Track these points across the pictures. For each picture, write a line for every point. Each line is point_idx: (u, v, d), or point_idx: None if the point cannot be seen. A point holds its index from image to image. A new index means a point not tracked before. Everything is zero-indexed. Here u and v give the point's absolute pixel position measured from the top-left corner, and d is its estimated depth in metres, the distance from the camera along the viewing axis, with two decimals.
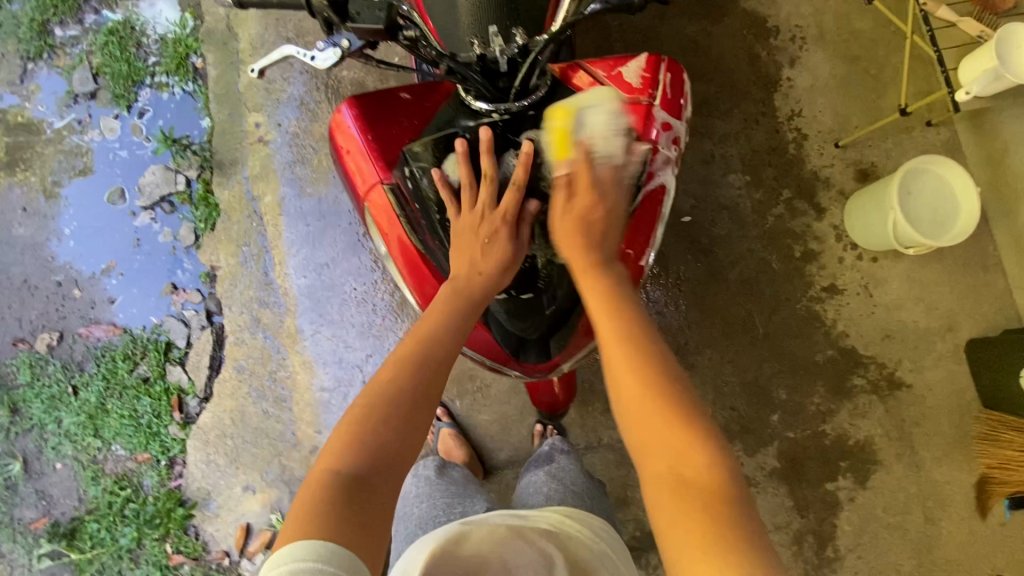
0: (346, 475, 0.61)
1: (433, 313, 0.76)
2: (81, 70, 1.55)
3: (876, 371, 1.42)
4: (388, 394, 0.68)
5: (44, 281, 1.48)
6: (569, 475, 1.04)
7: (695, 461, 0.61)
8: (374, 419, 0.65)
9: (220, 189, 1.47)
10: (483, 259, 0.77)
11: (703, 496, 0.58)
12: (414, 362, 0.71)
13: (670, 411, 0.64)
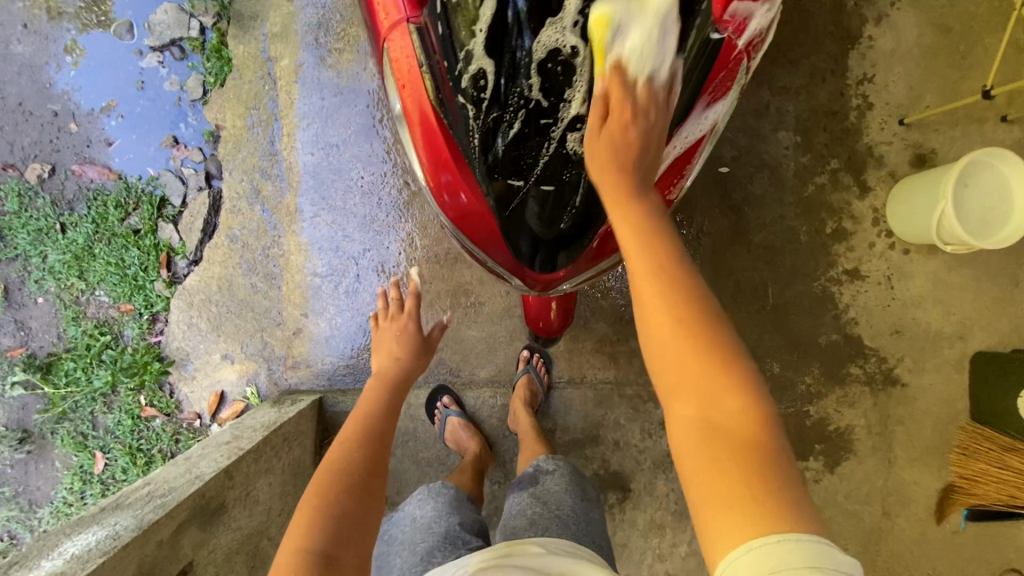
0: (313, 552, 0.64)
1: (364, 399, 0.88)
2: None
3: (875, 364, 1.39)
4: (351, 450, 0.76)
5: (40, 108, 1.39)
6: (557, 500, 0.96)
7: (732, 409, 0.54)
8: (343, 469, 0.73)
9: (235, 42, 1.35)
10: (396, 345, 0.94)
11: (734, 446, 0.52)
12: (360, 437, 0.79)
13: (711, 356, 0.56)
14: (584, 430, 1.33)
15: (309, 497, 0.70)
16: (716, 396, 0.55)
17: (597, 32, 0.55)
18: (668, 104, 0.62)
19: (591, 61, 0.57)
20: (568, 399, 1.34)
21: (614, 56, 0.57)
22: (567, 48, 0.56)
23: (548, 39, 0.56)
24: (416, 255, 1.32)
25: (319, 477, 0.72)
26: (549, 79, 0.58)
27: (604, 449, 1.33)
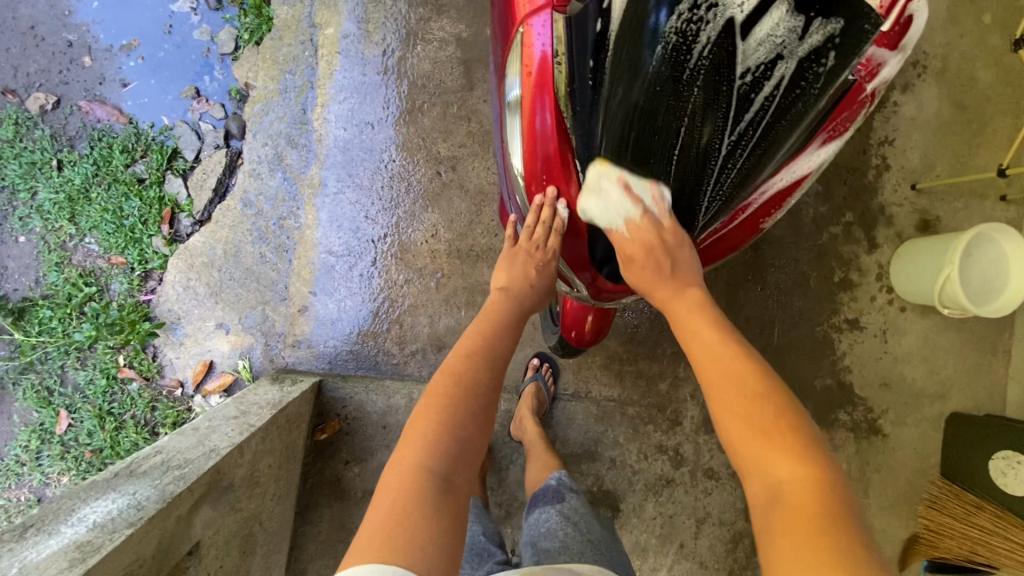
0: (433, 473, 0.63)
1: (489, 309, 0.82)
2: None
3: (862, 413, 1.45)
4: (473, 368, 0.73)
5: (54, 36, 1.31)
6: (585, 522, 0.94)
7: (790, 469, 0.56)
8: (464, 389, 0.71)
9: (279, 2, 1.30)
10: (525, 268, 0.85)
11: (805, 515, 0.53)
12: (481, 352, 0.76)
13: (774, 431, 0.59)
14: (582, 446, 1.32)
15: (429, 410, 0.69)
16: (771, 459, 0.58)
17: (754, 45, 0.58)
18: (778, 152, 0.65)
19: (739, 65, 0.58)
20: (571, 412, 1.33)
21: (761, 69, 0.59)
22: (715, 46, 0.58)
23: (703, 36, 0.57)
24: (436, 247, 1.29)
25: (444, 387, 0.71)
26: (684, 70, 0.59)
27: (599, 466, 1.32)
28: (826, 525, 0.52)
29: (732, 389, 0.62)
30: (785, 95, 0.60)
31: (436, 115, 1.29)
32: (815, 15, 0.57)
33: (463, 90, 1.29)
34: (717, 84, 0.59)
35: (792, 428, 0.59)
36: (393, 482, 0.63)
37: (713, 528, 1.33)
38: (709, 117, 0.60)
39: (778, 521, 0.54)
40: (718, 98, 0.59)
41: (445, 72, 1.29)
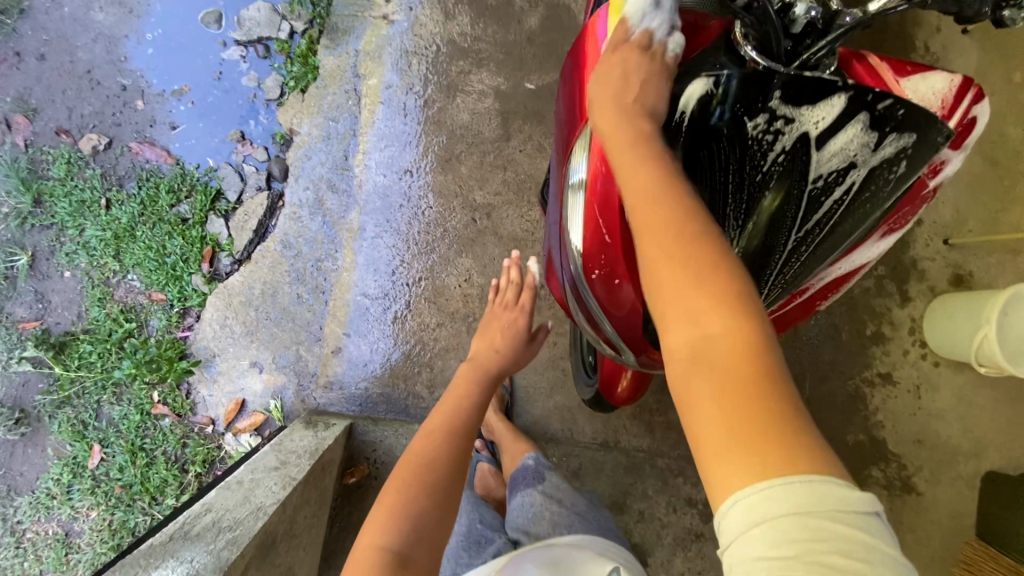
0: (390, 551, 0.72)
1: (458, 388, 0.95)
2: None
3: (895, 470, 1.41)
4: (430, 446, 0.83)
5: (109, 80, 1.37)
6: (568, 496, 1.01)
7: (717, 322, 0.47)
8: (427, 466, 0.81)
9: (324, 52, 1.35)
10: (500, 337, 1.00)
11: (728, 370, 0.45)
12: (443, 428, 0.87)
13: (697, 275, 0.49)
14: (611, 497, 1.30)
15: (392, 489, 0.78)
16: (701, 308, 0.48)
17: (826, 155, 0.59)
18: (840, 244, 0.63)
19: (811, 172, 0.60)
20: (599, 462, 1.32)
21: (833, 175, 0.60)
22: (790, 155, 0.60)
23: (777, 146, 0.60)
24: (469, 291, 1.30)
25: (405, 469, 0.81)
26: (758, 171, 0.61)
27: (627, 519, 1.30)
28: (761, 387, 0.44)
29: (665, 229, 0.51)
30: (855, 200, 0.60)
31: (473, 164, 1.32)
32: (889, 132, 0.58)
33: (500, 140, 1.32)
34: (788, 187, 0.61)
35: (707, 248, 0.50)
36: (354, 559, 0.73)
37: None
38: (780, 212, 0.62)
39: (705, 384, 0.46)
40: (786, 198, 0.61)
41: (483, 123, 1.32)
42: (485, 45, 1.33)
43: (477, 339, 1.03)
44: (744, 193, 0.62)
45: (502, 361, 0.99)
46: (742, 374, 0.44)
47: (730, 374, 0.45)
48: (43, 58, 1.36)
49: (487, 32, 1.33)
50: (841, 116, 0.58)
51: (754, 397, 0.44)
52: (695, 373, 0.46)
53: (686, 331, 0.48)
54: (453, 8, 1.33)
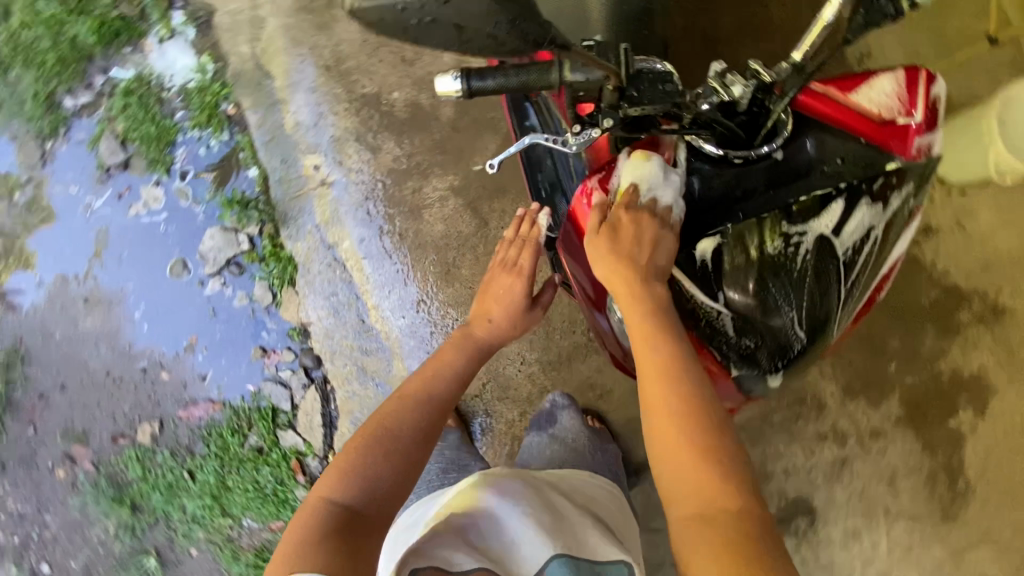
0: (338, 505, 0.74)
1: (446, 353, 0.95)
2: (106, 139, 1.45)
3: (980, 303, 1.38)
4: (399, 415, 0.85)
5: (128, 370, 1.42)
6: (571, 434, 1.22)
7: (706, 475, 0.61)
8: (392, 431, 0.82)
9: (290, 241, 1.40)
10: (495, 306, 0.97)
11: (718, 515, 0.59)
12: (416, 399, 0.87)
13: (699, 436, 0.63)
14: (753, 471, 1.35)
15: (350, 447, 0.81)
16: (702, 463, 0.62)
17: (846, 233, 0.67)
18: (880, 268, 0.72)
19: (839, 247, 0.68)
20: None
21: (858, 242, 0.68)
22: (814, 248, 0.67)
23: (803, 246, 0.67)
24: (532, 372, 1.35)
25: (369, 430, 0.83)
26: (799, 270, 0.67)
27: (777, 482, 1.37)
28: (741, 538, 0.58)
29: (660, 405, 0.65)
30: (881, 244, 0.69)
31: (471, 262, 1.34)
32: (889, 189, 0.67)
33: (480, 228, 1.35)
34: (827, 266, 0.68)
35: (703, 422, 0.63)
36: (305, 512, 0.74)
37: (908, 480, 1.35)
38: (825, 282, 0.68)
39: (703, 526, 0.59)
40: (829, 274, 0.68)
41: (458, 222, 1.35)
42: (422, 155, 1.36)
43: (475, 305, 1.00)
44: (788, 286, 0.67)
45: (498, 332, 0.97)
46: (727, 526, 0.58)
47: (715, 514, 0.59)
48: (65, 385, 1.42)
49: (416, 143, 1.36)
50: (847, 210, 0.67)
51: (740, 548, 0.57)
52: (676, 472, 0.63)
53: (679, 468, 0.62)
54: (378, 139, 1.37)
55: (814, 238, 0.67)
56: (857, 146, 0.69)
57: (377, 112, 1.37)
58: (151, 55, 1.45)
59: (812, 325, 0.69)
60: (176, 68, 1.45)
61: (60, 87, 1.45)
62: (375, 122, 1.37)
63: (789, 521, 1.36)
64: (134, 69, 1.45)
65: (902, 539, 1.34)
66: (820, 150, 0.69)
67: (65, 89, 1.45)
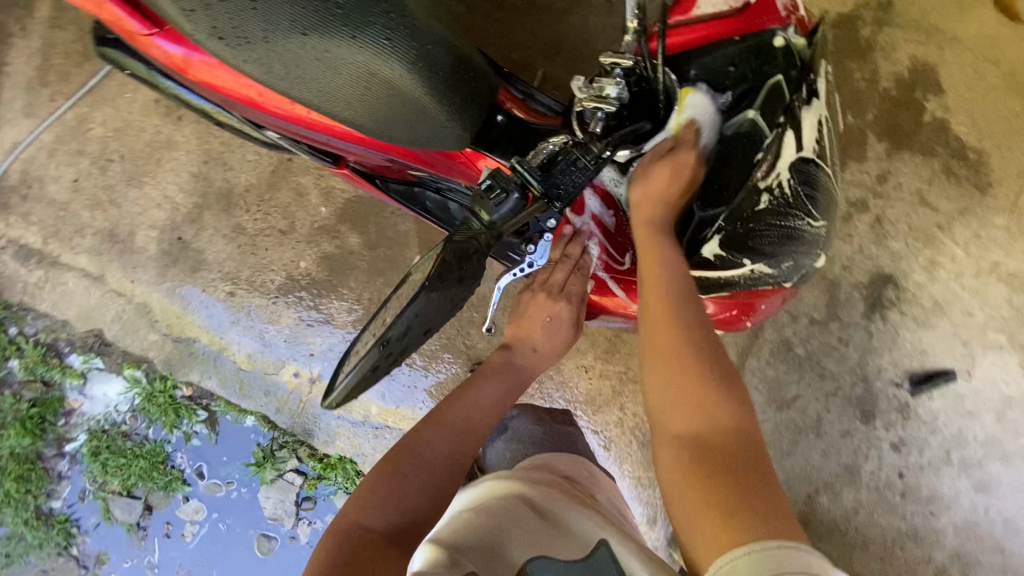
0: (367, 527, 0.78)
1: (481, 381, 0.97)
2: (115, 502, 1.39)
3: (867, 12, 1.40)
4: (426, 438, 0.88)
5: None
6: (525, 430, 1.29)
7: (718, 421, 0.74)
8: (424, 463, 0.85)
9: (330, 445, 1.37)
10: (534, 334, 1.02)
11: (728, 467, 0.69)
12: (452, 429, 0.90)
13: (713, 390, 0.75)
14: (823, 289, 1.37)
15: (389, 463, 0.85)
16: (705, 409, 0.75)
17: (804, 136, 0.74)
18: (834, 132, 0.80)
19: (806, 152, 0.74)
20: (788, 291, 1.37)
21: (816, 133, 0.75)
22: (792, 167, 0.74)
23: (783, 174, 0.74)
24: (600, 370, 1.35)
25: (402, 450, 0.86)
26: (793, 191, 0.74)
27: (848, 279, 1.37)
28: (747, 490, 0.67)
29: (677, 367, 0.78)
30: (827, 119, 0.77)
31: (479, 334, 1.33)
32: (807, 77, 0.74)
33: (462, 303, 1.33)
34: (808, 171, 0.75)
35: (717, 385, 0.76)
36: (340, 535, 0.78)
37: (932, 190, 1.38)
38: (812, 180, 0.75)
39: (702, 474, 0.70)
40: (814, 174, 0.75)
41: None
42: (367, 291, 1.32)
43: (512, 329, 1.05)
44: (791, 211, 0.75)
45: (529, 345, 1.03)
46: (737, 472, 0.68)
47: (715, 465, 0.70)
48: None
49: (353, 286, 1.32)
50: (796, 128, 0.73)
51: (734, 497, 0.66)
52: (673, 400, 0.77)
53: (682, 416, 0.76)
54: (321, 310, 1.32)
55: (789, 164, 0.74)
56: (737, 44, 0.74)
57: (300, 290, 1.32)
58: (85, 407, 1.39)
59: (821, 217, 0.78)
60: (114, 398, 1.39)
61: (39, 499, 1.38)
62: (306, 299, 1.32)
63: (879, 299, 1.37)
64: (83, 430, 1.39)
65: (968, 235, 1.38)
66: (704, 73, 0.75)
67: (45, 497, 1.39)
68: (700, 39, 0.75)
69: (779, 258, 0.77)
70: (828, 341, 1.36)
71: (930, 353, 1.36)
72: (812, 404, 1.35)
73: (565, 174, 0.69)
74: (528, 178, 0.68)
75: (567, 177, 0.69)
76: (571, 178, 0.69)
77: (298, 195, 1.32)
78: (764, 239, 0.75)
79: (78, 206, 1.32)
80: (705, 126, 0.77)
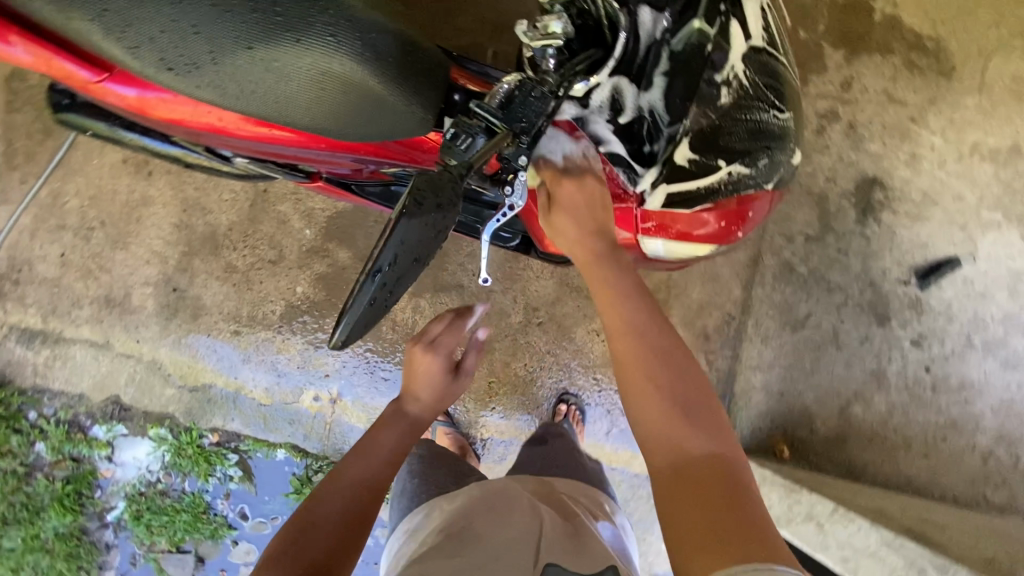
0: None
1: (381, 434, 0.93)
2: (167, 560, 1.41)
3: None
4: (322, 505, 0.81)
5: None
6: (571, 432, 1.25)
7: (686, 409, 0.64)
8: (313, 536, 0.77)
9: None
10: (422, 389, 0.97)
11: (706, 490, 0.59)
12: (355, 491, 0.83)
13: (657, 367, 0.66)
14: (812, 205, 1.37)
15: (276, 540, 0.77)
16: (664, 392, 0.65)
17: (754, 28, 0.75)
18: (780, 23, 0.82)
19: (760, 42, 0.75)
20: (779, 215, 1.36)
21: (763, 24, 0.76)
22: (748, 61, 0.75)
23: (743, 70, 0.74)
24: None
25: (293, 527, 0.78)
26: (755, 86, 0.75)
27: (835, 190, 1.37)
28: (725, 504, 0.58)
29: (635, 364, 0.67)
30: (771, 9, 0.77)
31: (486, 320, 1.34)
32: None
33: (463, 294, 1.34)
34: (765, 61, 0.75)
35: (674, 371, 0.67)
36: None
37: (898, 86, 1.38)
38: (772, 69, 0.76)
39: (678, 497, 0.59)
40: (770, 64, 0.76)
41: (445, 308, 1.34)
42: None
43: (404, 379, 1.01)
44: (757, 103, 0.75)
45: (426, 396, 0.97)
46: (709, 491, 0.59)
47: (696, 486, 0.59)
48: None
49: None
50: (744, 20, 0.74)
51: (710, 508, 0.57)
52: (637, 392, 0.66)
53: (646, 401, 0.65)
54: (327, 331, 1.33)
55: (744, 58, 0.74)
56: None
57: (302, 316, 1.33)
58: (117, 475, 1.40)
59: (786, 104, 0.78)
60: (143, 461, 1.40)
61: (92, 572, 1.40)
62: (311, 323, 1.33)
63: (869, 203, 1.37)
64: (120, 497, 1.40)
65: (942, 123, 1.38)
66: None
67: (98, 569, 1.40)
68: None
69: (754, 157, 0.77)
70: (826, 254, 1.37)
71: (930, 245, 1.36)
72: (825, 318, 1.35)
73: (526, 107, 0.63)
74: (490, 120, 0.62)
75: (527, 111, 0.63)
76: (533, 110, 0.63)
77: (281, 222, 1.33)
78: (734, 140, 0.74)
79: (69, 279, 1.33)
80: (656, 55, 0.72)
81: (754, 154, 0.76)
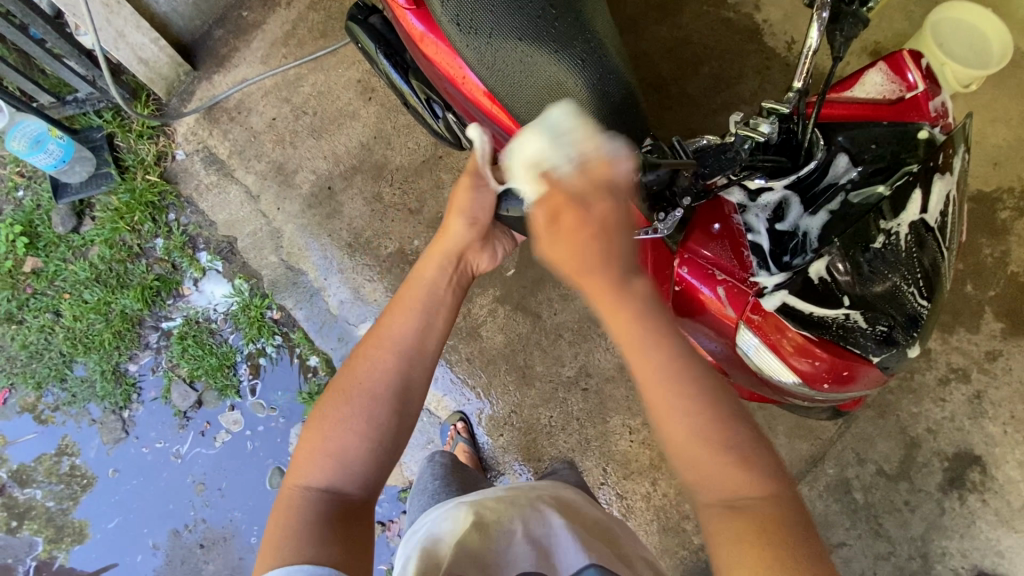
0: (312, 488, 0.69)
1: (398, 314, 0.76)
2: (176, 386, 1.54)
3: (1012, 197, 1.39)
4: (368, 376, 0.73)
5: None
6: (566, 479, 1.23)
7: (704, 440, 0.63)
8: (362, 400, 0.72)
9: None
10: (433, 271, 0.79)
11: (760, 526, 0.59)
12: (389, 364, 0.74)
13: (685, 400, 0.64)
14: (899, 444, 1.29)
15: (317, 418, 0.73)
16: (686, 428, 0.63)
17: (931, 206, 0.76)
18: (962, 221, 0.81)
19: (931, 220, 0.76)
20: (861, 432, 1.30)
21: (942, 207, 0.77)
22: (913, 229, 0.75)
23: (903, 234, 0.75)
24: (644, 437, 1.34)
25: (334, 399, 0.73)
26: (909, 254, 0.75)
27: (931, 444, 1.29)
28: (791, 536, 0.59)
29: (664, 394, 0.64)
30: (957, 200, 0.78)
31: (541, 357, 1.39)
32: (946, 157, 0.77)
33: (536, 324, 1.40)
34: (928, 239, 0.76)
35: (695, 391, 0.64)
36: (283, 504, 0.69)
37: None
38: (931, 250, 0.76)
39: (737, 539, 0.59)
40: (932, 245, 0.76)
41: (515, 326, 1.41)
42: None
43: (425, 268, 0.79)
44: (903, 270, 0.75)
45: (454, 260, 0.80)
46: (771, 528, 0.59)
47: (752, 524, 0.60)
48: None
49: None
50: (925, 193, 0.76)
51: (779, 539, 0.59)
52: (667, 426, 0.64)
53: (676, 431, 0.64)
54: None
55: (909, 224, 0.75)
56: (882, 127, 0.82)
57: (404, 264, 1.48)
58: (191, 297, 1.58)
59: (932, 288, 0.77)
60: (216, 298, 1.57)
61: (122, 357, 1.56)
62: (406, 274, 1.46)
63: (960, 477, 1.27)
64: (181, 314, 1.57)
65: None
66: (847, 144, 0.81)
67: (127, 357, 1.56)
68: (842, 117, 0.84)
69: (874, 316, 0.76)
70: (888, 497, 1.28)
71: (1006, 557, 1.23)
72: (856, 558, 1.27)
73: (712, 162, 0.75)
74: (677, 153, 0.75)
75: (710, 164, 0.75)
76: (715, 165, 0.74)
77: (436, 186, 1.51)
78: (863, 288, 0.75)
79: (266, 138, 1.59)
80: (830, 195, 0.80)
81: (876, 314, 0.76)
